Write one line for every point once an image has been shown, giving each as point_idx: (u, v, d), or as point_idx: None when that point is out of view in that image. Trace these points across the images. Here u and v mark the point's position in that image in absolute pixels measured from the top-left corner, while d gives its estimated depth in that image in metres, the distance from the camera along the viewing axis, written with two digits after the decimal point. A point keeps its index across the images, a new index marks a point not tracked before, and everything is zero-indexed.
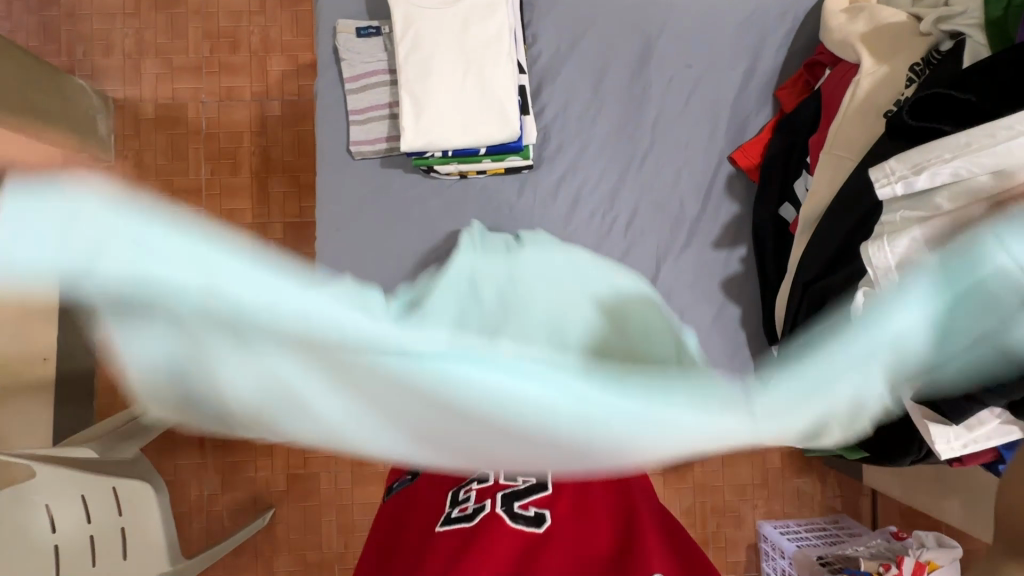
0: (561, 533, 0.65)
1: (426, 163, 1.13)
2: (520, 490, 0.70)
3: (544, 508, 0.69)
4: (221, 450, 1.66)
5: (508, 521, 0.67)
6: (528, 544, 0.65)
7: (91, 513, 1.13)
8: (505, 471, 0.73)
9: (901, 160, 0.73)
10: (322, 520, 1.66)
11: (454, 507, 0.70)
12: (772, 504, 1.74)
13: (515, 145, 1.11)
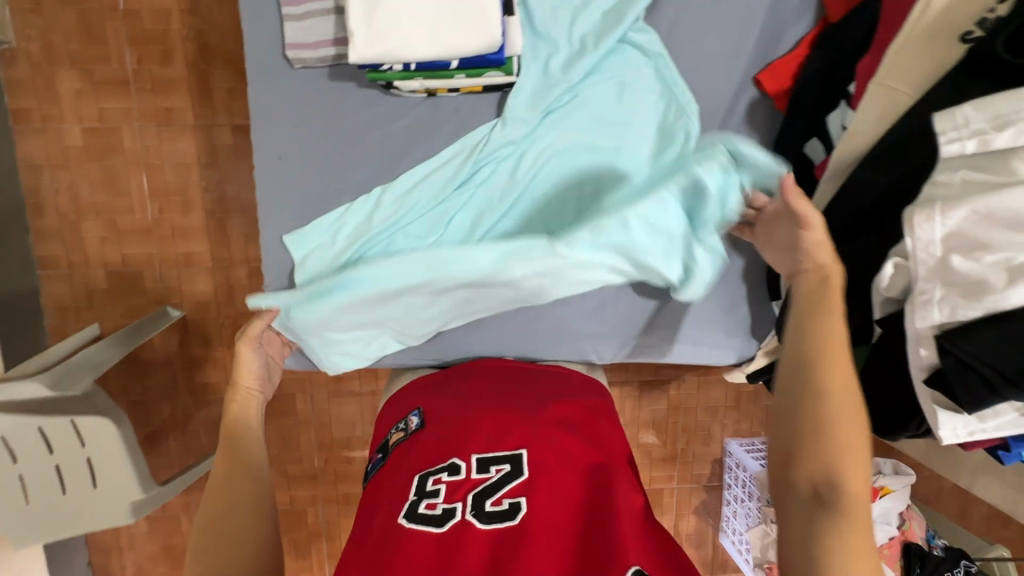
0: (538, 524, 0.58)
1: (383, 78, 0.88)
2: (493, 483, 0.63)
3: (519, 498, 0.61)
4: (190, 370, 1.60)
5: (480, 522, 0.60)
6: (498, 543, 0.57)
7: (53, 444, 1.15)
8: (479, 460, 0.66)
9: (980, 109, 0.64)
10: (300, 437, 1.68)
11: (421, 503, 0.62)
12: (741, 423, 1.80)
13: (496, 57, 0.85)
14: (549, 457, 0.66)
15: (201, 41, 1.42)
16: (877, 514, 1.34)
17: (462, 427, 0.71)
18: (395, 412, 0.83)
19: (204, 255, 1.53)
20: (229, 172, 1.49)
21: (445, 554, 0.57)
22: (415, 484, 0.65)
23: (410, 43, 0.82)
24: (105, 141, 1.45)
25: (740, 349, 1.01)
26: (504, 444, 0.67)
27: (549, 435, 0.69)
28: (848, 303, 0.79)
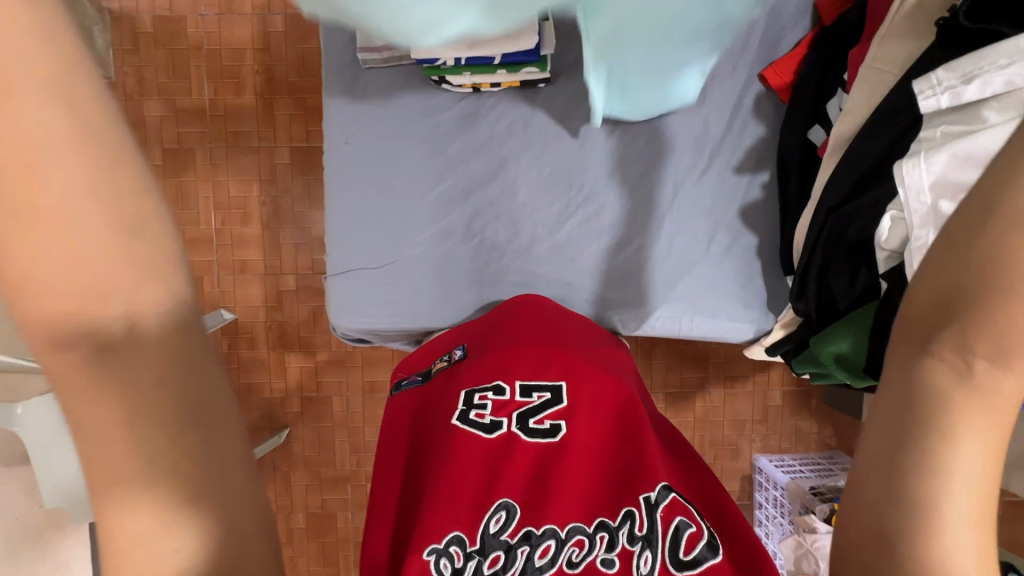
0: (575, 444, 0.67)
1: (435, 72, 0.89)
2: (535, 406, 0.71)
3: (559, 421, 0.69)
4: (237, 371, 1.71)
5: (524, 436, 0.69)
6: (542, 455, 0.67)
7: None
8: (521, 386, 0.74)
9: (949, 69, 0.70)
10: (335, 440, 1.74)
11: (470, 411, 0.71)
12: (770, 439, 1.78)
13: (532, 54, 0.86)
14: (588, 388, 0.72)
15: (269, 75, 1.63)
16: None
17: (510, 353, 0.77)
18: (438, 344, 0.90)
19: (258, 262, 1.68)
20: (285, 189, 1.66)
21: (495, 459, 0.67)
22: (462, 396, 0.74)
23: None
24: (179, 160, 1.64)
25: (757, 323, 1.01)
26: (546, 375, 0.74)
27: (588, 367, 0.75)
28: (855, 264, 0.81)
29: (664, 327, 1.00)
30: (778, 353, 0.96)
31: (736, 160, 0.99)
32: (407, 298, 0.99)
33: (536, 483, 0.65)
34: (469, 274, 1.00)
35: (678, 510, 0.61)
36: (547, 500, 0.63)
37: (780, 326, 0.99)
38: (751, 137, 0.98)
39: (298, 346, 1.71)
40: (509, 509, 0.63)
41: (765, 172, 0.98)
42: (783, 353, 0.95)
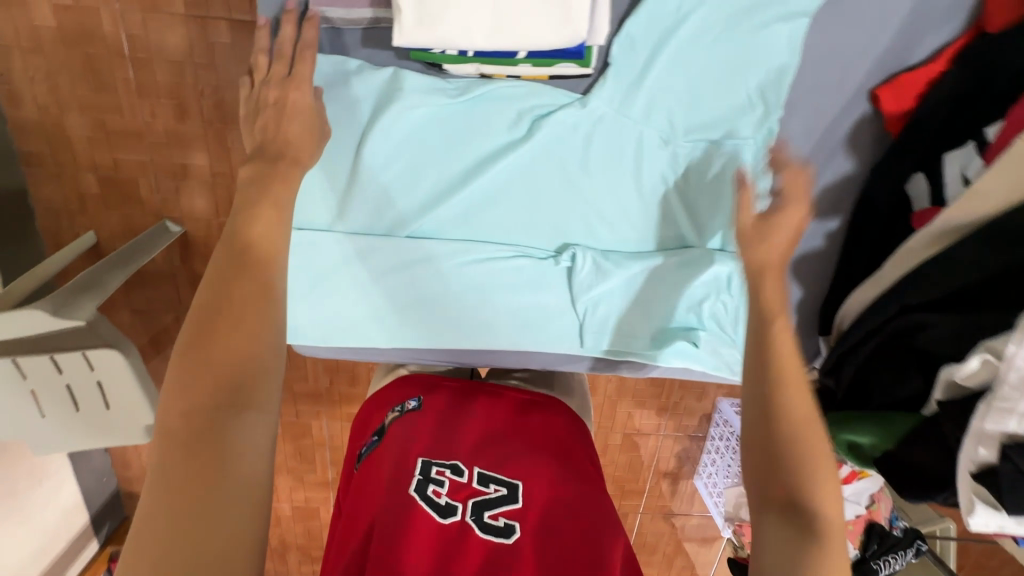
0: (526, 542, 0.71)
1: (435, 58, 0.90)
2: (492, 500, 0.76)
3: (513, 520, 0.74)
4: (194, 285, 1.56)
5: (477, 530, 0.72)
6: (490, 554, 0.70)
7: (62, 365, 1.15)
8: (480, 474, 0.79)
9: None
10: (306, 359, 1.69)
11: (428, 490, 0.76)
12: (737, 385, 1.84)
13: (574, 50, 0.88)
14: (546, 489, 0.78)
15: None
16: (850, 493, 1.43)
17: (476, 443, 0.85)
18: (391, 395, 0.96)
19: (203, 168, 1.41)
20: (229, 78, 1.31)
21: (443, 548, 0.69)
22: (421, 468, 0.79)
23: (469, 33, 0.84)
24: (81, 25, 1.25)
25: None
26: (508, 469, 0.81)
27: (547, 470, 0.81)
28: (908, 372, 0.89)
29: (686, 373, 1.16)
30: None
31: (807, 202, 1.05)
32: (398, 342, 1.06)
33: None
34: (451, 327, 1.05)
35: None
36: None
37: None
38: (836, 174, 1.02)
39: None
40: None
41: (836, 221, 1.06)
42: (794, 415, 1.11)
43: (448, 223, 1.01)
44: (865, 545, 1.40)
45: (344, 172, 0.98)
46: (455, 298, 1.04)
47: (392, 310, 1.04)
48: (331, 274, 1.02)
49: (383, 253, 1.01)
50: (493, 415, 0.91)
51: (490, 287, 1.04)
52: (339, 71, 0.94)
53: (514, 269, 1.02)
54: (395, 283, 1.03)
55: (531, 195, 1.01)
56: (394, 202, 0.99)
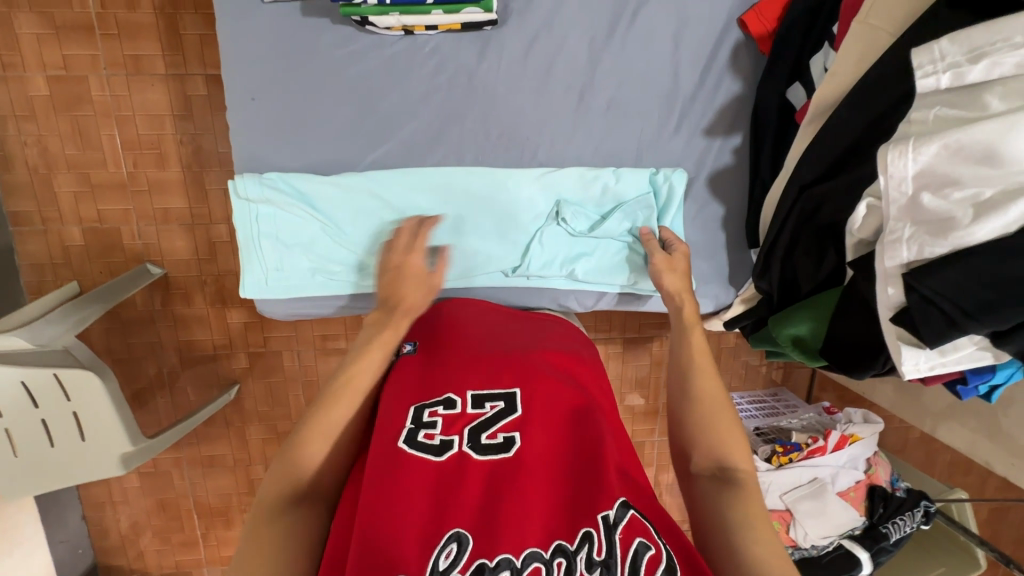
0: (526, 455, 0.74)
1: (357, 13, 0.85)
2: (487, 420, 0.79)
3: (511, 434, 0.77)
4: (175, 328, 1.60)
5: (476, 454, 0.75)
6: (493, 469, 0.73)
7: (39, 397, 1.16)
8: (473, 399, 0.83)
9: (954, 42, 0.70)
10: (289, 394, 1.69)
11: (420, 432, 0.78)
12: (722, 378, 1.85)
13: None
14: (536, 399, 0.82)
15: None
16: (846, 460, 1.41)
17: (466, 370, 0.87)
18: None
19: (182, 210, 1.50)
20: (205, 126, 1.45)
21: (446, 478, 0.72)
22: (412, 415, 0.80)
23: None
24: (71, 92, 1.39)
25: (717, 298, 1.10)
26: (499, 386, 0.84)
27: (536, 380, 0.85)
28: (823, 248, 0.91)
29: (636, 304, 1.12)
30: (737, 328, 1.11)
31: (707, 121, 1.00)
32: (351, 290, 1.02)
33: (490, 502, 0.70)
34: None
35: (637, 530, 0.66)
36: (499, 517, 0.67)
37: (741, 300, 1.09)
38: (725, 96, 0.98)
39: (239, 302, 1.59)
40: (460, 540, 0.65)
41: (738, 136, 1.01)
42: (742, 328, 1.10)
43: (394, 160, 0.97)
44: (871, 511, 1.39)
45: (281, 111, 0.92)
46: (423, 256, 1.00)
47: (338, 255, 0.99)
48: (291, 240, 0.97)
49: (327, 200, 0.95)
50: (481, 339, 0.95)
51: (462, 242, 1.01)
52: (250, 7, 0.88)
53: (473, 203, 0.99)
54: (354, 228, 0.98)
55: (484, 126, 0.97)
56: (347, 163, 0.96)
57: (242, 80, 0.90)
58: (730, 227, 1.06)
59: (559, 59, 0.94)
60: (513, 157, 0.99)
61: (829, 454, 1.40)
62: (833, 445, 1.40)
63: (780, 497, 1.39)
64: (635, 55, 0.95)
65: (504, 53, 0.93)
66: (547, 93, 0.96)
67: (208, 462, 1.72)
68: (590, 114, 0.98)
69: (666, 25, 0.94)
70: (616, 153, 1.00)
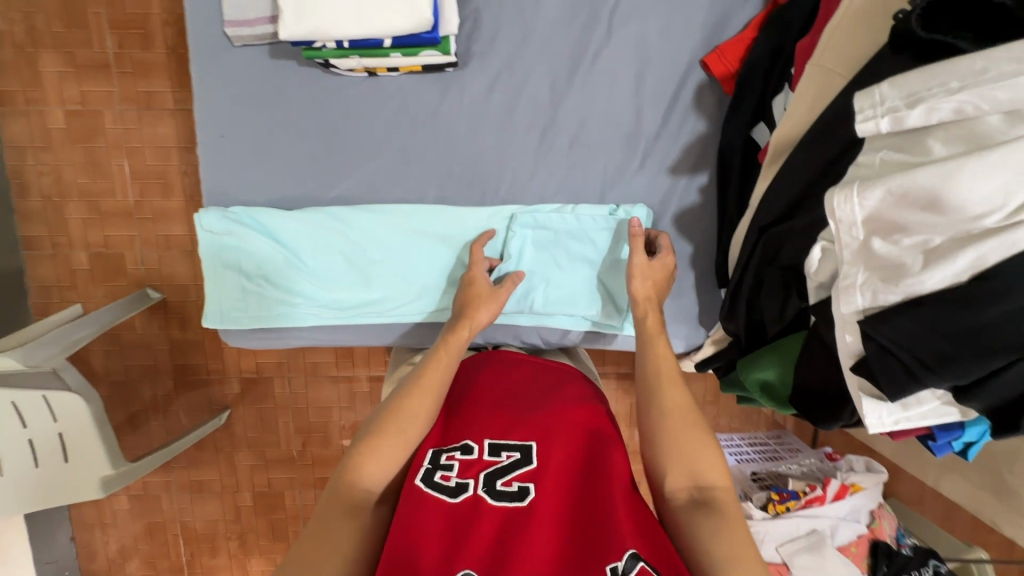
0: (539, 507, 0.73)
1: (319, 56, 0.88)
2: (504, 467, 0.78)
3: (526, 483, 0.75)
4: (170, 352, 1.63)
5: (490, 499, 0.74)
6: (506, 519, 0.72)
7: (27, 419, 1.19)
8: (490, 445, 0.81)
9: (894, 87, 0.68)
10: (278, 421, 1.69)
11: (437, 473, 0.77)
12: (721, 418, 1.79)
13: (430, 36, 0.84)
14: (556, 449, 0.80)
15: (180, 25, 1.44)
16: (848, 511, 1.33)
17: (487, 417, 0.86)
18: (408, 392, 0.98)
19: (182, 237, 1.55)
20: None
21: (459, 523, 0.71)
22: (431, 458, 0.80)
23: (338, 23, 0.82)
24: (86, 124, 1.47)
25: (688, 338, 1.08)
26: (517, 435, 0.82)
27: (558, 429, 0.83)
28: (786, 291, 0.87)
29: (597, 343, 1.10)
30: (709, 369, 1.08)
31: (673, 159, 1.00)
32: (311, 322, 1.03)
33: (500, 549, 0.68)
34: (359, 298, 1.01)
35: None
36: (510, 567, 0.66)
37: (711, 342, 1.07)
38: (689, 135, 0.98)
39: None
40: None
41: (703, 175, 1.00)
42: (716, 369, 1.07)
43: (355, 195, 0.98)
44: (874, 569, 1.30)
45: (249, 148, 0.95)
46: (383, 288, 1.01)
47: (299, 287, 1.00)
48: (255, 270, 0.99)
49: (289, 233, 0.97)
50: (503, 384, 0.93)
51: (421, 275, 1.01)
52: (224, 50, 0.92)
53: (433, 238, 0.99)
54: (316, 260, 0.99)
55: (446, 164, 0.98)
56: (309, 197, 0.98)
57: (212, 119, 0.94)
58: (699, 265, 1.04)
59: (521, 99, 0.96)
60: (478, 194, 1.00)
61: (828, 504, 1.33)
62: (832, 494, 1.33)
63: (777, 548, 1.31)
64: (596, 95, 0.96)
65: (466, 93, 0.95)
66: (510, 132, 0.97)
67: (197, 487, 1.72)
68: (550, 151, 0.98)
69: (625, 65, 0.95)
70: (577, 191, 1.00)
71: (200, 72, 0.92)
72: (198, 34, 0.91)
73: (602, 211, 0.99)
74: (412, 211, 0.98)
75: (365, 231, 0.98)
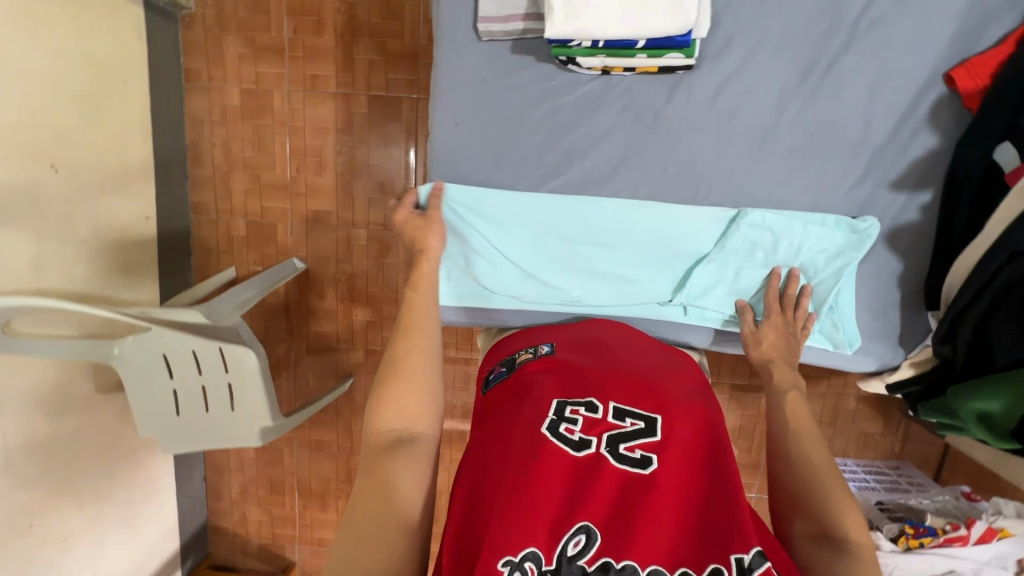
0: (663, 477, 0.72)
1: (566, 53, 0.92)
2: (628, 433, 0.77)
3: (651, 454, 0.75)
4: (306, 318, 1.75)
5: (613, 461, 0.74)
6: (628, 484, 0.72)
7: (203, 366, 1.32)
8: (615, 409, 0.81)
9: None
10: None
11: (562, 425, 0.78)
12: (836, 441, 1.73)
13: (682, 39, 0.88)
14: (680, 426, 0.78)
15: (350, 13, 1.53)
16: (992, 556, 1.26)
17: (610, 380, 0.85)
18: (522, 341, 1.03)
19: (330, 213, 1.66)
20: (361, 139, 1.60)
21: (583, 477, 0.73)
22: (555, 408, 0.81)
23: (603, 21, 0.86)
24: (257, 102, 1.60)
25: (884, 360, 1.10)
26: (642, 406, 0.81)
27: (680, 408, 0.82)
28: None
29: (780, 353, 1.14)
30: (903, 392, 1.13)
31: (896, 175, 1.01)
32: (516, 305, 1.10)
33: (620, 511, 0.70)
34: (564, 286, 1.06)
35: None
36: (630, 531, 0.68)
37: (910, 364, 1.10)
38: (920, 151, 1.00)
39: (366, 301, 1.72)
40: (588, 533, 0.68)
41: (927, 194, 1.02)
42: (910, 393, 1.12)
43: (571, 185, 1.03)
44: None
45: (477, 137, 1.01)
46: (584, 278, 1.06)
47: (511, 273, 1.06)
48: (470, 250, 1.06)
49: (504, 217, 1.03)
50: (616, 355, 0.94)
51: (621, 269, 1.05)
52: (455, 41, 0.98)
53: (647, 234, 1.03)
54: (525, 243, 1.05)
55: (663, 163, 1.01)
56: (528, 185, 1.03)
57: (449, 109, 1.00)
58: (906, 284, 1.07)
59: (744, 103, 0.98)
60: (689, 192, 1.02)
61: (971, 546, 1.26)
62: (977, 537, 1.26)
63: None
64: (822, 104, 0.98)
65: (692, 95, 0.98)
66: (731, 136, 1.00)
67: (316, 446, 1.85)
68: (768, 157, 1.00)
69: (860, 75, 0.97)
70: (789, 199, 1.02)
71: (443, 66, 0.99)
72: (449, 31, 0.98)
73: (831, 218, 1.01)
74: (628, 207, 1.02)
75: (581, 220, 1.03)
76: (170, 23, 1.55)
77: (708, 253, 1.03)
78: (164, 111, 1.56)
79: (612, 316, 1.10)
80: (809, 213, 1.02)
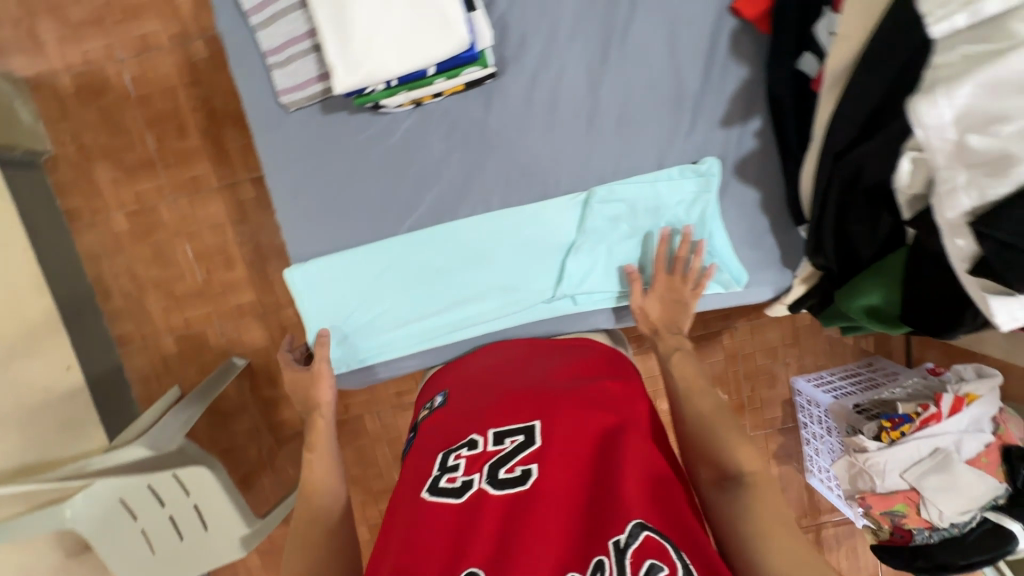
0: (543, 487, 0.71)
1: (369, 100, 0.97)
2: (507, 454, 0.77)
3: (529, 466, 0.74)
4: (264, 409, 1.72)
5: (493, 489, 0.73)
6: (511, 505, 0.70)
7: (162, 496, 1.27)
8: (494, 435, 0.80)
9: None
10: (376, 453, 1.76)
11: (444, 476, 0.77)
12: (806, 358, 1.75)
13: (468, 55, 0.93)
14: (555, 427, 0.78)
15: (208, 107, 1.53)
16: (968, 423, 1.28)
17: (490, 406, 0.86)
18: (425, 395, 1.03)
19: (253, 302, 1.64)
20: (259, 222, 1.59)
21: (466, 520, 0.70)
22: (440, 462, 0.80)
23: (386, 64, 0.91)
24: (146, 220, 1.58)
25: (776, 284, 1.16)
26: (519, 419, 0.81)
27: (558, 407, 0.81)
28: (876, 212, 0.96)
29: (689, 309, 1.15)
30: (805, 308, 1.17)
31: (723, 112, 1.07)
32: (411, 348, 1.12)
33: (506, 537, 0.67)
34: (448, 316, 1.10)
35: (649, 552, 0.62)
36: (511, 553, 0.64)
37: (799, 282, 1.14)
38: (734, 83, 1.05)
39: None
40: None
41: (756, 120, 1.07)
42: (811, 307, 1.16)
43: (427, 216, 1.07)
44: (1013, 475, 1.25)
45: (320, 202, 1.04)
46: (467, 299, 1.10)
47: (396, 319, 1.10)
48: (350, 309, 1.09)
49: (368, 269, 1.07)
50: (501, 376, 0.94)
51: (500, 280, 1.10)
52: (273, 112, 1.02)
53: (515, 240, 1.08)
54: (398, 289, 1.09)
55: (508, 170, 1.06)
56: (386, 232, 1.07)
57: (286, 183, 1.03)
58: (770, 206, 1.11)
59: (555, 95, 1.04)
60: (536, 192, 1.07)
61: (946, 420, 1.27)
62: (947, 410, 1.27)
63: (902, 475, 1.29)
64: (627, 74, 1.04)
65: (506, 103, 1.03)
66: (554, 128, 1.05)
67: None
68: (596, 135, 1.06)
69: (653, 38, 1.03)
70: (632, 165, 1.07)
71: (270, 144, 1.02)
72: (264, 111, 1.02)
73: (674, 169, 1.06)
74: (485, 218, 1.07)
75: (445, 244, 1.07)
76: (33, 170, 1.52)
77: (575, 241, 1.08)
78: (55, 258, 1.53)
79: (526, 322, 1.11)
80: (660, 172, 1.07)
